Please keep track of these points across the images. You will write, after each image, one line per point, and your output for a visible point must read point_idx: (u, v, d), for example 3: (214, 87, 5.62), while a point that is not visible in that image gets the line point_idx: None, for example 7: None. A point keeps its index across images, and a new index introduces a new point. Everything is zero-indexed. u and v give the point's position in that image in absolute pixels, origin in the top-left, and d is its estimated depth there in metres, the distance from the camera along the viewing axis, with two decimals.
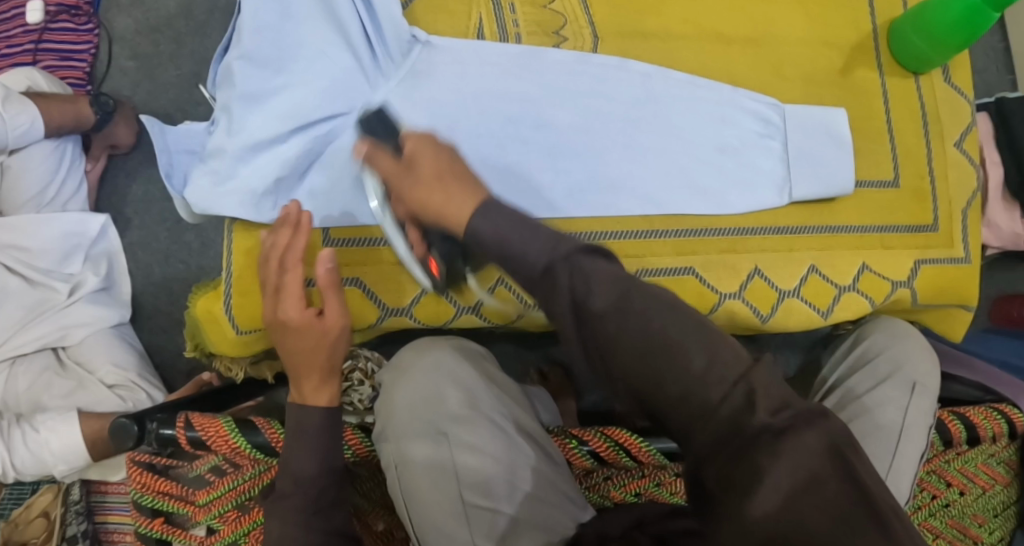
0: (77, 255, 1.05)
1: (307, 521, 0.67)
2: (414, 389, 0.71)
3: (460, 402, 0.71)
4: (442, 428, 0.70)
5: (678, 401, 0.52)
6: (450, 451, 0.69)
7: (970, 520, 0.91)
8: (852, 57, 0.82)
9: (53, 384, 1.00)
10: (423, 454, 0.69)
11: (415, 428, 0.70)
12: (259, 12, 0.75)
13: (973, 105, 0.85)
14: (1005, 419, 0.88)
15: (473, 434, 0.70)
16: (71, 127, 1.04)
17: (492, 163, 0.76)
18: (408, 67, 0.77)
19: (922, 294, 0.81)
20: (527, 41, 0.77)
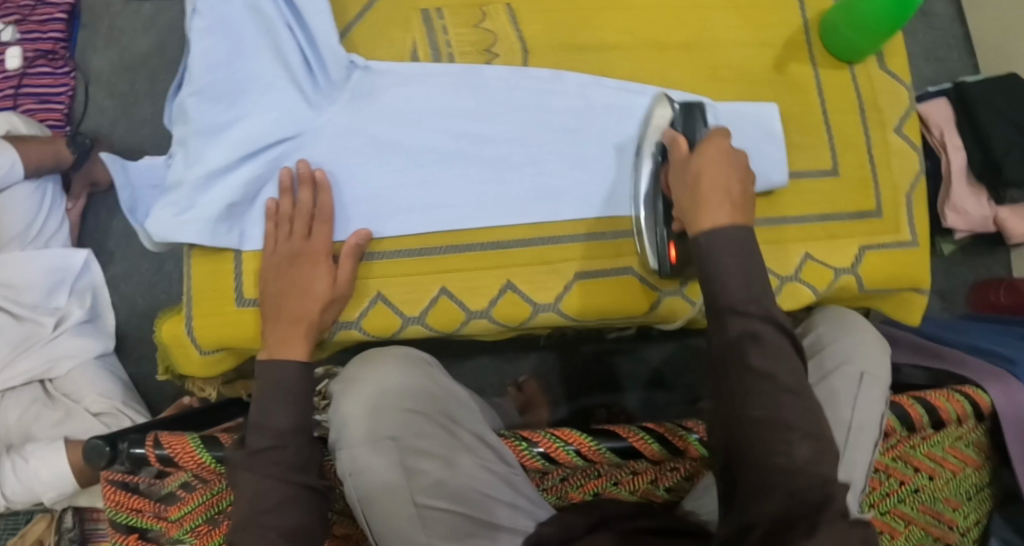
0: (62, 290, 1.09)
1: (286, 476, 0.67)
2: (364, 399, 0.71)
3: (410, 409, 0.72)
4: (393, 434, 0.71)
5: (758, 449, 0.62)
6: (403, 457, 0.71)
7: (943, 504, 0.90)
8: (786, 52, 0.83)
9: (41, 415, 1.04)
10: (377, 462, 0.70)
11: (367, 436, 0.71)
12: (208, 50, 0.79)
13: (912, 91, 0.85)
14: (969, 400, 0.88)
15: (422, 438, 0.72)
16: (51, 167, 1.08)
17: (432, 178, 0.77)
18: (350, 91, 0.80)
19: (871, 281, 0.81)
20: (460, 59, 0.80)
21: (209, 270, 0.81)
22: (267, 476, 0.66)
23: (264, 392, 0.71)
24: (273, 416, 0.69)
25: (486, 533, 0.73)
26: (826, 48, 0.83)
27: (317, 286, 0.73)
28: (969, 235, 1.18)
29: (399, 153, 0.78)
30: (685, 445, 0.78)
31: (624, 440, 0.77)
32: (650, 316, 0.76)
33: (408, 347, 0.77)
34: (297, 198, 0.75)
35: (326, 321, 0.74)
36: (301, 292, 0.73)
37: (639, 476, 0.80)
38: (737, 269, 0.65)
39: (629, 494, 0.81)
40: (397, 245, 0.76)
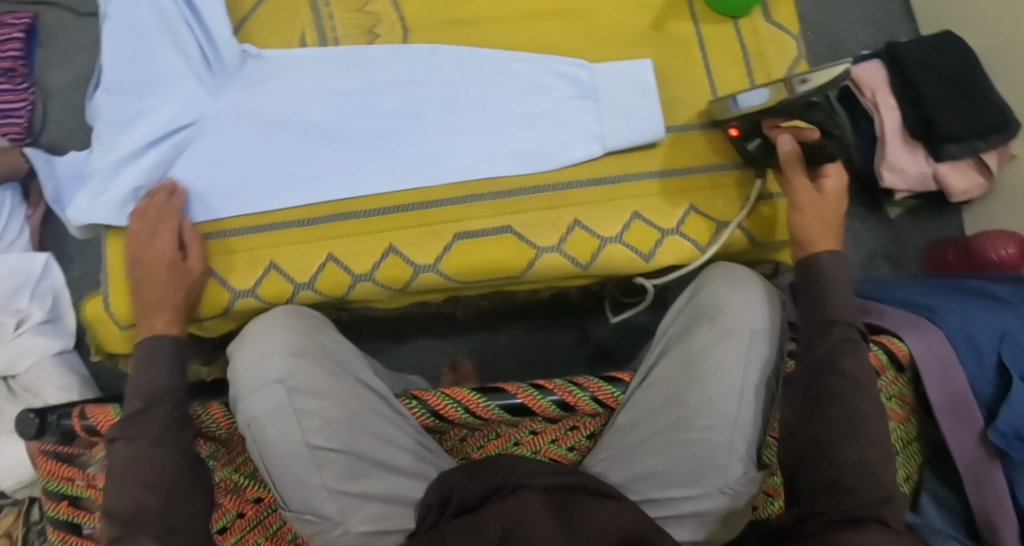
0: (22, 293, 1.15)
1: (161, 435, 0.70)
2: (252, 348, 0.74)
3: (297, 354, 0.74)
4: (280, 378, 0.73)
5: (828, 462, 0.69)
6: (292, 398, 0.72)
7: None
8: (663, 14, 0.86)
9: (3, 410, 1.10)
10: (268, 406, 0.72)
11: (259, 383, 0.73)
12: (112, 51, 0.81)
13: (799, 40, 0.88)
14: (883, 351, 0.87)
15: (311, 380, 0.74)
16: (7, 175, 1.13)
17: (320, 160, 0.81)
18: (243, 80, 0.83)
19: (759, 233, 0.82)
20: (344, 42, 0.84)
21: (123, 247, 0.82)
22: (143, 438, 0.69)
23: (138, 363, 0.73)
24: (150, 385, 0.72)
25: (381, 476, 0.75)
26: (708, 4, 0.86)
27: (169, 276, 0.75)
28: (913, 196, 1.16)
29: (288, 136, 0.82)
30: (576, 401, 0.76)
31: (514, 397, 0.75)
32: (529, 272, 0.78)
33: (297, 308, 0.78)
34: (152, 198, 0.78)
35: (189, 301, 0.77)
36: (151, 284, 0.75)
37: (540, 437, 0.80)
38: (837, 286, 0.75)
39: (532, 455, 0.80)
40: (278, 222, 0.80)
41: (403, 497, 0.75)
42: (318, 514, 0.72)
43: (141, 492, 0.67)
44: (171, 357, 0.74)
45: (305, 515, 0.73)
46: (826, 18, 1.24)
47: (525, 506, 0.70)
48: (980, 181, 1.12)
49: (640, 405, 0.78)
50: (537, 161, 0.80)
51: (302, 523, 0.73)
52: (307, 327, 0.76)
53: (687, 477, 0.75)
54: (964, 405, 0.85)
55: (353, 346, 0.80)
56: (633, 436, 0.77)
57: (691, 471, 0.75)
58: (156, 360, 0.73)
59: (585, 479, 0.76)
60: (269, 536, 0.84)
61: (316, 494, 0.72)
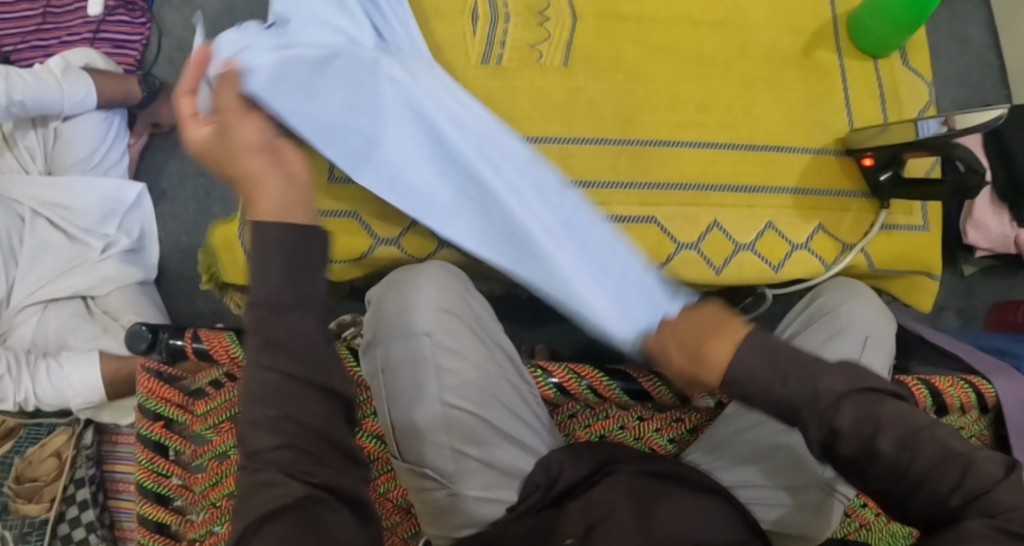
0: (113, 218, 1.15)
1: (316, 400, 0.55)
2: (402, 298, 0.78)
3: (443, 309, 0.78)
4: (425, 331, 0.77)
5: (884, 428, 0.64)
6: (434, 353, 0.76)
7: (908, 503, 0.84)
8: (812, 42, 0.90)
9: (80, 328, 1.10)
10: (411, 355, 0.76)
11: (403, 333, 0.77)
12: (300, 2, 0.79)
13: (932, 86, 0.92)
14: (974, 390, 0.88)
15: (454, 338, 0.77)
16: (120, 101, 1.14)
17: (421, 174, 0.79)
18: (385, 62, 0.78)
19: (879, 260, 0.87)
20: (514, 19, 0.86)
21: None
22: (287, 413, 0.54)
23: (254, 268, 0.53)
24: (284, 318, 0.53)
25: (500, 444, 0.77)
26: (852, 41, 0.90)
27: (269, 177, 0.56)
28: (990, 256, 1.21)
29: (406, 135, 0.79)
30: (692, 392, 0.79)
31: (635, 380, 0.78)
32: (666, 265, 0.83)
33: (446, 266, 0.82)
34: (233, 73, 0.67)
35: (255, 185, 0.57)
36: (250, 193, 0.56)
37: (645, 423, 0.81)
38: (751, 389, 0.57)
39: (634, 441, 0.81)
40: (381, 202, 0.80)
41: (513, 469, 0.77)
42: (434, 470, 0.76)
43: (284, 477, 0.53)
44: (298, 265, 0.54)
45: (422, 468, 0.76)
46: None
47: (610, 498, 0.70)
48: None
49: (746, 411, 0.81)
50: (682, 158, 0.85)
51: (414, 474, 0.76)
52: (456, 287, 0.79)
53: (781, 469, 0.78)
54: None
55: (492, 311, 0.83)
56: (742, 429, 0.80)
57: (790, 465, 0.78)
58: (261, 271, 0.53)
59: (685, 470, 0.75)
60: None
61: (439, 449, 0.76)
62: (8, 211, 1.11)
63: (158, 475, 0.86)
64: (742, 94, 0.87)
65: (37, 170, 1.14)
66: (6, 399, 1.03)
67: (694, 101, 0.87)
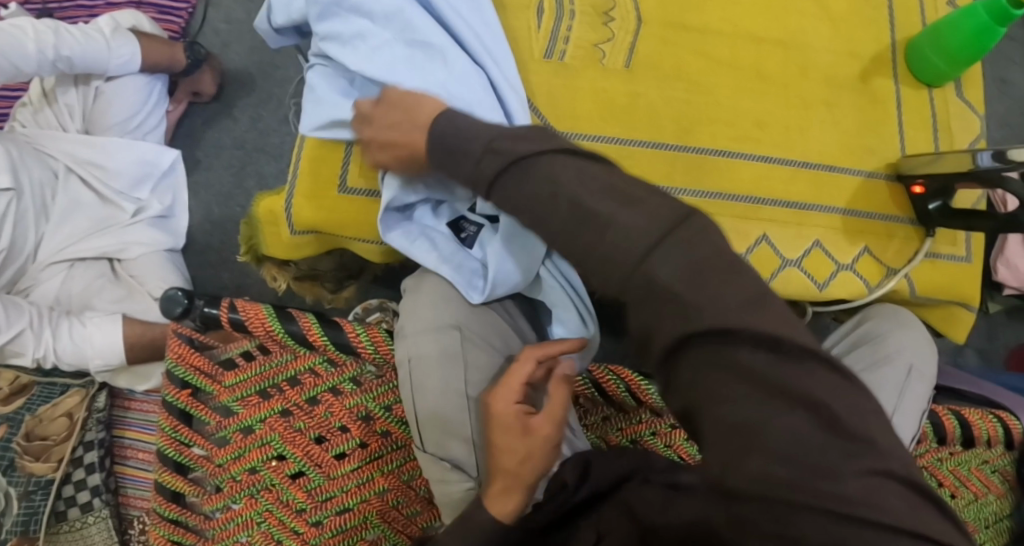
0: (147, 183, 1.14)
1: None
2: (433, 291, 0.78)
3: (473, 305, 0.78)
4: (456, 324, 0.77)
5: None
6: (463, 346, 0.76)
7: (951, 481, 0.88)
8: (871, 67, 0.90)
9: (105, 290, 1.09)
10: (440, 347, 0.76)
11: (434, 324, 0.77)
12: None
13: (983, 121, 0.91)
14: (1000, 424, 0.90)
15: (483, 334, 0.77)
16: (164, 67, 1.14)
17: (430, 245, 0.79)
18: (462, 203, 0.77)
19: (921, 287, 0.87)
20: (580, 17, 0.86)
21: (319, 154, 0.82)
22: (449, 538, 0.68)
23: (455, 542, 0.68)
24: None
25: None
26: (909, 69, 0.90)
27: (519, 443, 0.69)
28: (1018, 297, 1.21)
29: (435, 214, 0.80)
30: None
31: None
32: None
33: None
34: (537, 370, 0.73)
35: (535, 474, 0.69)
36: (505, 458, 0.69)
37: (677, 432, 0.81)
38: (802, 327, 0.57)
39: (664, 448, 0.81)
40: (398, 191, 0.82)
41: None
42: (455, 465, 0.75)
43: None
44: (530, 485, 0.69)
45: (442, 461, 0.76)
46: None
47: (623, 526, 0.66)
48: None
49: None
50: (736, 170, 0.85)
51: (434, 467, 0.76)
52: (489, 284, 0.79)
53: None
54: None
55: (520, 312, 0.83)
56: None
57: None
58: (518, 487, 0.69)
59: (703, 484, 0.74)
60: (385, 472, 0.84)
61: (461, 442, 0.75)
62: (43, 164, 1.09)
63: (181, 443, 0.84)
64: (800, 115, 0.87)
65: (74, 128, 1.13)
66: (26, 354, 1.02)
67: (756, 118, 0.86)
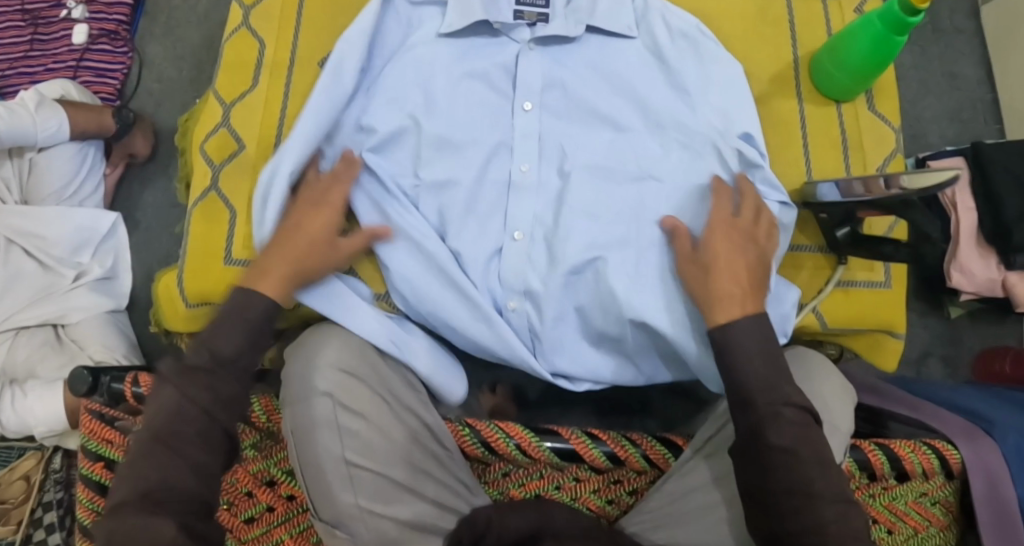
0: (87, 248, 1.17)
1: None
2: (305, 358, 0.74)
3: (339, 370, 0.73)
4: (323, 390, 0.72)
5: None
6: (337, 414, 0.71)
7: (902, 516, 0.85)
8: (770, 89, 0.86)
9: (48, 357, 1.11)
10: (315, 418, 0.71)
11: (303, 394, 0.72)
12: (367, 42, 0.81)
13: (898, 134, 0.86)
14: (936, 454, 0.82)
15: (359, 398, 0.73)
16: (94, 133, 1.16)
17: (489, 55, 0.84)
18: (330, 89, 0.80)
19: (833, 318, 0.80)
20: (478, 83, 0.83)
21: (210, 218, 0.83)
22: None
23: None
24: None
25: (410, 502, 0.73)
26: (813, 87, 0.86)
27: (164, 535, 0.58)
28: (976, 300, 1.16)
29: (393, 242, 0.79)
30: (627, 455, 0.77)
31: (565, 442, 0.76)
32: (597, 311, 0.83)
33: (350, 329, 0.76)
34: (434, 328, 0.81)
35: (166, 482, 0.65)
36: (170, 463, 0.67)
37: (582, 484, 0.79)
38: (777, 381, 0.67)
39: (570, 501, 0.79)
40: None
41: (430, 527, 0.73)
42: (346, 531, 0.71)
43: None
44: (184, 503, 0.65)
45: (333, 529, 0.71)
46: (915, 109, 1.24)
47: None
48: None
49: (669, 488, 0.77)
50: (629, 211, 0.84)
51: (330, 537, 0.71)
52: (354, 359, 0.74)
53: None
54: (1008, 518, 0.82)
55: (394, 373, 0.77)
56: (677, 505, 0.76)
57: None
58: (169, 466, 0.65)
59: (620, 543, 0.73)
60: (294, 535, 0.83)
61: (348, 510, 0.70)
62: None
63: (96, 514, 0.85)
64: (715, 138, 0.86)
65: (12, 200, 1.15)
66: None
67: None
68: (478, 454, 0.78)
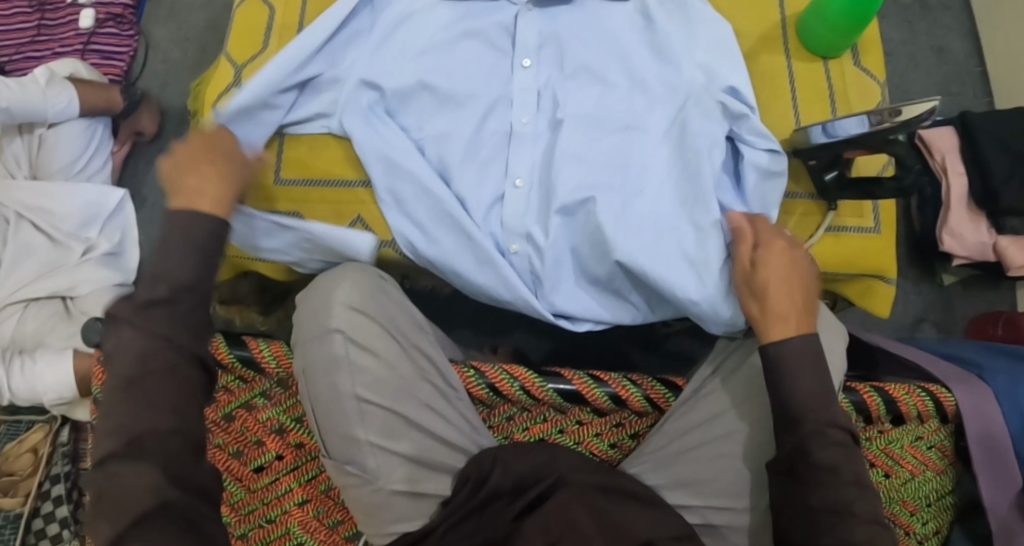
0: (95, 223, 1.18)
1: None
2: (317, 298, 0.75)
3: (351, 307, 0.74)
4: (334, 327, 0.73)
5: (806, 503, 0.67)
6: (348, 350, 0.73)
7: (901, 462, 0.86)
8: (758, 46, 0.89)
9: (56, 327, 1.13)
10: (327, 355, 0.73)
11: (315, 332, 0.74)
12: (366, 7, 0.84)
13: (884, 88, 0.88)
14: (932, 398, 0.83)
15: (369, 335, 0.74)
16: (102, 110, 1.19)
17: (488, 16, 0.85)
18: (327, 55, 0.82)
19: (823, 263, 0.83)
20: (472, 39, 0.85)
21: None
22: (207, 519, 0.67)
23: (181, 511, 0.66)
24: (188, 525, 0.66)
25: (419, 439, 0.74)
26: (800, 43, 0.88)
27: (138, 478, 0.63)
28: (968, 266, 1.18)
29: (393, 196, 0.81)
30: (629, 396, 0.75)
31: (569, 382, 0.75)
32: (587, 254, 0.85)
33: (360, 267, 0.77)
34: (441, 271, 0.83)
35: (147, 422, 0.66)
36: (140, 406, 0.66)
37: (584, 428, 0.78)
38: (808, 372, 0.69)
39: (574, 445, 0.78)
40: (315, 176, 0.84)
41: (440, 463, 0.75)
42: (357, 468, 0.72)
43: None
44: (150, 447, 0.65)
45: (344, 465, 0.73)
46: (904, 83, 1.28)
47: (571, 516, 0.68)
48: None
49: (669, 428, 0.78)
50: None
51: (341, 474, 0.73)
52: (363, 299, 0.75)
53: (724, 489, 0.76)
54: (1002, 458, 0.84)
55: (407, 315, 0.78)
56: (679, 443, 0.77)
57: (734, 486, 0.76)
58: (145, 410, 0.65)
59: (622, 482, 0.74)
60: (302, 483, 0.83)
61: (358, 446, 0.72)
62: None
63: None
64: None
65: (22, 174, 1.18)
66: None
67: None
68: (487, 396, 0.77)
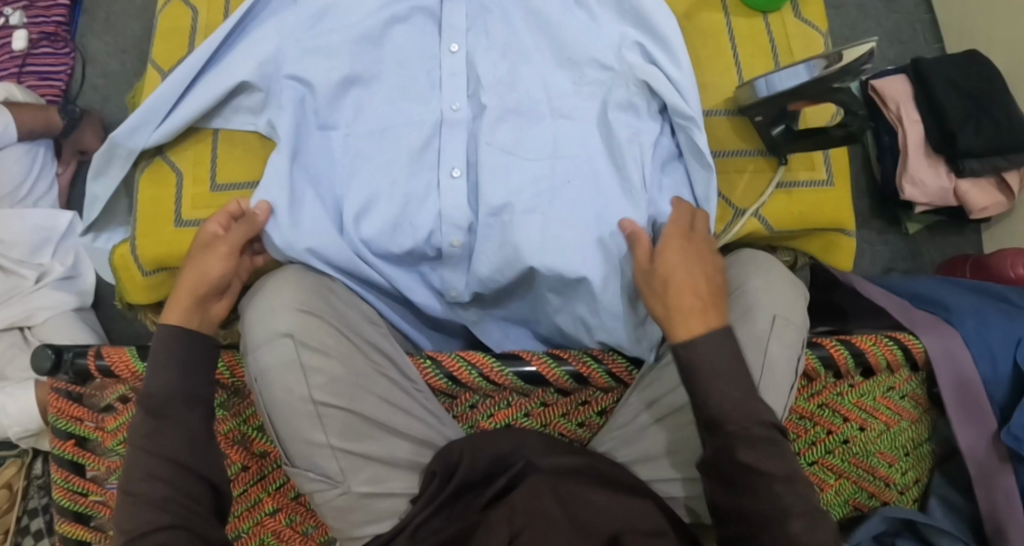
0: (46, 247, 1.16)
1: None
2: (260, 305, 0.73)
3: (298, 310, 0.73)
4: (283, 332, 0.72)
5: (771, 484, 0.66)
6: (300, 353, 0.71)
7: (874, 414, 0.85)
8: (696, 5, 0.87)
9: (17, 358, 1.10)
10: (278, 361, 0.71)
11: (264, 338, 0.72)
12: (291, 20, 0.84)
13: (829, 39, 0.87)
14: (900, 347, 0.82)
15: (319, 336, 0.73)
16: (43, 131, 1.16)
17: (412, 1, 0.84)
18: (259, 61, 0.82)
19: (777, 221, 0.83)
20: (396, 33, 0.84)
21: (157, 182, 0.86)
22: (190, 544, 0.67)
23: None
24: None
25: (382, 438, 0.73)
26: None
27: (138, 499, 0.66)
28: (932, 214, 1.18)
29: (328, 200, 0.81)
30: (591, 373, 0.75)
31: (528, 364, 0.74)
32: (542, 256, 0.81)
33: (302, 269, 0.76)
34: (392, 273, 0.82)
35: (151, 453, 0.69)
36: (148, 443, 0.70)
37: (550, 409, 0.78)
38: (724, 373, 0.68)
39: (540, 427, 0.78)
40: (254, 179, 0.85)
41: (405, 461, 0.73)
42: (320, 473, 0.71)
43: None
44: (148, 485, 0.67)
45: (307, 472, 0.71)
46: (856, 33, 1.27)
47: (535, 504, 0.65)
48: (1001, 199, 1.12)
49: (635, 401, 0.77)
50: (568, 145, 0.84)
51: (305, 481, 0.72)
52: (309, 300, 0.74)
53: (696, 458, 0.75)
54: (974, 401, 0.83)
55: (356, 313, 0.78)
56: (644, 415, 0.76)
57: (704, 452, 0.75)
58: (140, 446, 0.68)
59: (595, 462, 0.73)
60: (272, 492, 0.82)
61: (319, 451, 0.71)
62: None
63: (76, 493, 0.87)
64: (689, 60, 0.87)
65: None
66: None
67: None
68: (448, 388, 0.77)
